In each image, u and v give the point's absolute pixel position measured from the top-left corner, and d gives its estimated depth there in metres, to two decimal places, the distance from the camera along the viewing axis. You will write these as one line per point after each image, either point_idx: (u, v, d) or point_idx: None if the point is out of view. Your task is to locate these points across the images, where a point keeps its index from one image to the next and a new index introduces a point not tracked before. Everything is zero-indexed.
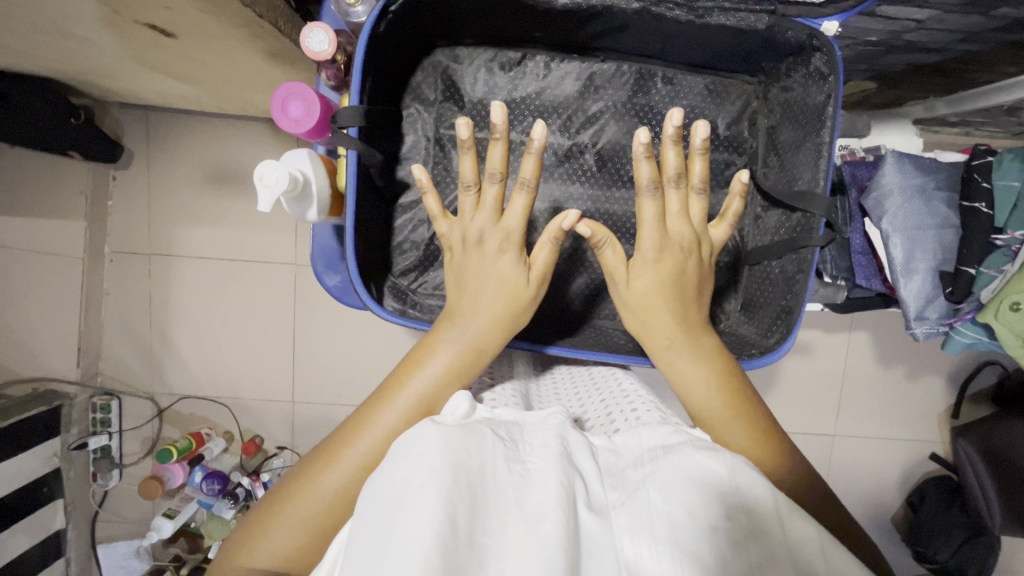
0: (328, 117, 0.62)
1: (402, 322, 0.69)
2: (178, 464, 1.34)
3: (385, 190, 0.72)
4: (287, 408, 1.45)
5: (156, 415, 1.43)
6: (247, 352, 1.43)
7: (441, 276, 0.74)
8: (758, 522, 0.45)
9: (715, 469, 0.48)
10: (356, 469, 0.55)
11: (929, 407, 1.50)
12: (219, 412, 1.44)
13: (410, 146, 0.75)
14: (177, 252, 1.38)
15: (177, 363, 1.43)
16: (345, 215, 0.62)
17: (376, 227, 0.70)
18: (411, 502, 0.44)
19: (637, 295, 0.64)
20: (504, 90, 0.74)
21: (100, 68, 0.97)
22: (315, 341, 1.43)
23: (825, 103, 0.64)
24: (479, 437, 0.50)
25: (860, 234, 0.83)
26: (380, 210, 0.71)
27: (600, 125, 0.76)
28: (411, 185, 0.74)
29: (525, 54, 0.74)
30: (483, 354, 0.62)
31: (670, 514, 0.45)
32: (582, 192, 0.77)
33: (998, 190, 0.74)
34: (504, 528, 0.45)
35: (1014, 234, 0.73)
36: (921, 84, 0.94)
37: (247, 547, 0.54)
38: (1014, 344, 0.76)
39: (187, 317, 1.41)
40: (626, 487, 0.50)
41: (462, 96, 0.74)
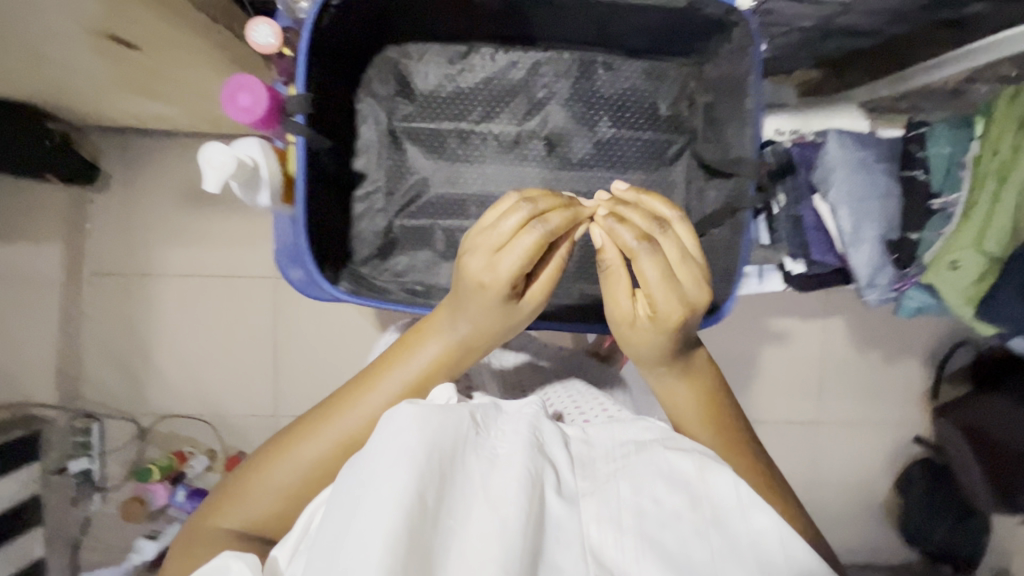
0: (278, 109, 0.64)
1: (358, 300, 0.69)
2: (160, 484, 1.32)
3: (341, 179, 0.74)
4: (269, 422, 1.44)
5: (137, 435, 1.42)
6: (228, 367, 1.43)
7: (401, 261, 0.77)
8: (723, 521, 0.47)
9: (684, 466, 0.50)
10: (332, 440, 0.58)
11: (908, 389, 1.52)
12: (201, 429, 1.43)
13: (365, 137, 0.77)
14: (155, 270, 1.39)
15: (157, 382, 1.42)
16: (296, 206, 0.65)
17: (333, 214, 0.72)
18: (377, 491, 0.43)
19: (636, 333, 0.61)
20: (452, 81, 0.78)
21: (72, 90, 1.00)
22: (296, 352, 1.43)
23: (746, 75, 0.69)
24: (458, 433, 0.48)
25: (810, 211, 0.87)
26: (338, 196, 0.73)
27: (546, 110, 0.79)
28: (368, 174, 0.77)
29: (471, 46, 0.77)
30: (470, 352, 0.63)
31: (636, 504, 0.47)
32: (533, 174, 0.80)
33: (933, 157, 0.82)
34: (473, 513, 0.45)
35: (948, 197, 0.83)
36: (864, 68, 0.99)
37: (228, 502, 0.58)
38: (960, 302, 0.84)
39: (166, 335, 1.41)
40: (598, 479, 0.50)
41: (413, 88, 0.78)
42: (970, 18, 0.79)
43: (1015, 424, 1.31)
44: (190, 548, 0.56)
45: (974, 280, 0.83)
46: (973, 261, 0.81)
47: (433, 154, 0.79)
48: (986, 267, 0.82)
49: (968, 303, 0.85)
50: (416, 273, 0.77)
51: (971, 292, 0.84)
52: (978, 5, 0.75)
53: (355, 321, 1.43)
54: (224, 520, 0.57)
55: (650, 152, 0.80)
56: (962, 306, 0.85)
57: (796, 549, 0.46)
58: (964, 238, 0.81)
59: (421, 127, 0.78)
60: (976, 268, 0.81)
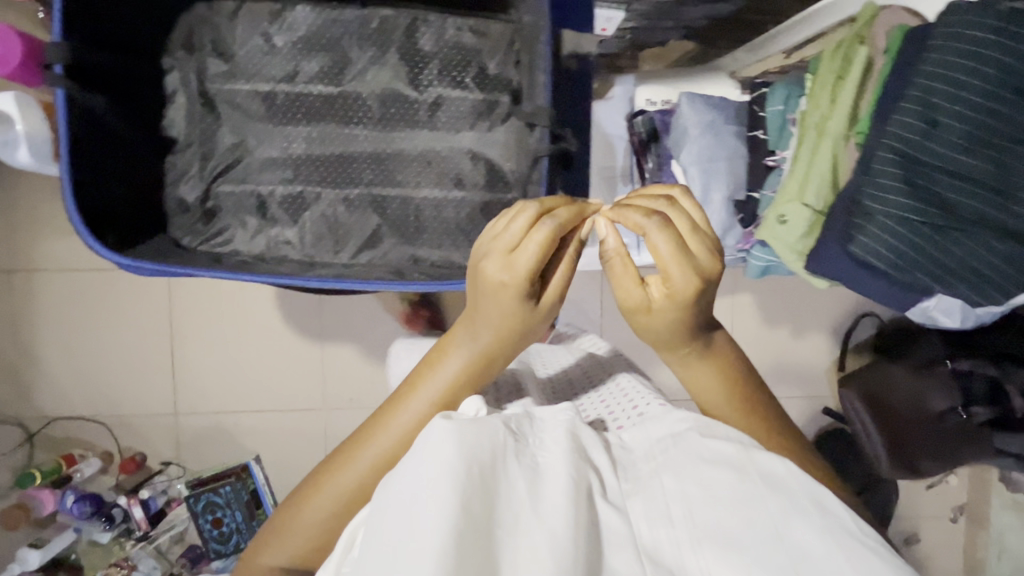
0: (35, 59, 0.78)
1: (150, 270, 0.72)
2: (46, 490, 1.25)
3: (135, 142, 0.77)
4: (169, 421, 1.38)
5: (25, 440, 1.34)
6: (124, 364, 1.36)
7: (222, 227, 0.81)
8: (769, 477, 0.50)
9: (723, 449, 0.53)
10: (365, 471, 0.58)
11: (817, 362, 1.55)
12: (96, 430, 1.37)
13: (175, 104, 0.81)
14: (39, 265, 1.32)
15: (46, 382, 1.35)
16: (60, 166, 0.67)
17: (134, 180, 0.77)
18: (427, 502, 0.45)
19: (648, 323, 0.60)
20: (272, 41, 0.80)
21: None
22: (196, 346, 1.38)
23: (540, 28, 0.76)
24: (494, 434, 0.51)
25: (669, 177, 0.95)
26: (131, 162, 0.76)
27: (367, 69, 0.80)
28: (180, 140, 0.81)
29: (289, 7, 0.80)
30: (493, 363, 0.62)
31: (682, 493, 0.50)
32: (358, 134, 0.80)
33: (771, 115, 0.91)
34: (519, 520, 0.47)
35: (782, 153, 0.91)
36: (732, 37, 1.01)
37: (266, 549, 0.60)
38: (792, 256, 0.88)
39: (55, 333, 1.34)
40: (637, 476, 0.54)
41: (231, 52, 0.81)
42: None
43: (910, 391, 1.42)
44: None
45: (803, 234, 0.86)
46: (800, 214, 0.85)
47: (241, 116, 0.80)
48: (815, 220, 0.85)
49: (798, 257, 0.88)
50: (237, 243, 0.80)
51: (801, 246, 0.87)
52: None
53: (258, 313, 1.38)
54: (267, 565, 0.59)
55: (449, 107, 0.81)
56: (794, 261, 0.89)
57: (831, 501, 0.49)
58: (791, 190, 0.86)
59: (231, 87, 0.80)
60: (802, 221, 0.85)
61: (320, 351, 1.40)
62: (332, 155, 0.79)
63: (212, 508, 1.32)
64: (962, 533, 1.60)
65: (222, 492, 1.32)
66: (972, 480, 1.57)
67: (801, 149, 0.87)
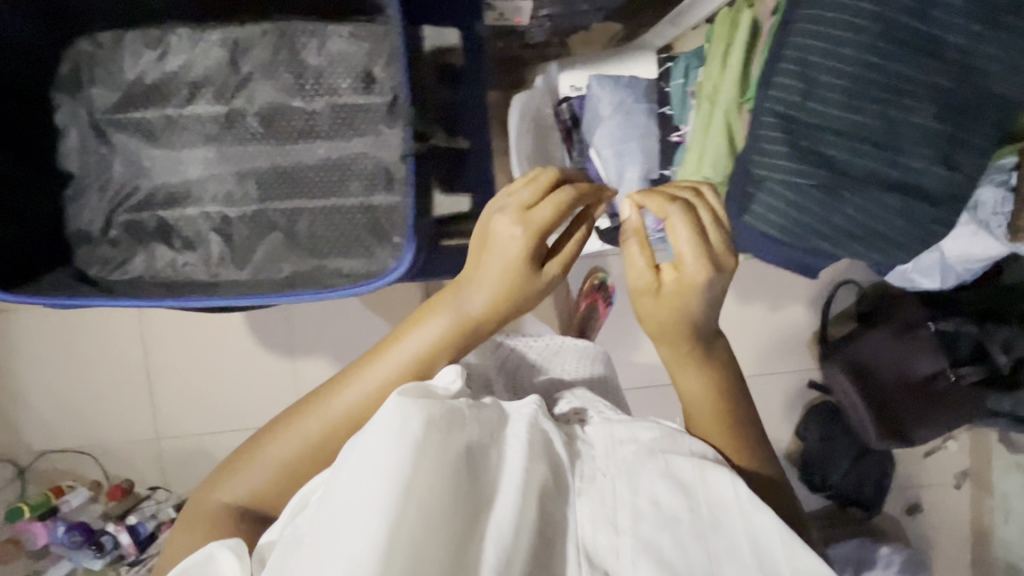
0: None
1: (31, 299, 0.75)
2: (37, 523, 1.28)
3: (32, 182, 0.83)
4: (152, 446, 1.42)
5: (16, 475, 1.39)
6: (104, 396, 1.40)
7: (127, 254, 0.86)
8: (717, 508, 0.44)
9: (681, 464, 0.46)
10: (339, 425, 0.55)
11: (797, 336, 1.51)
12: (83, 461, 1.41)
13: (69, 140, 0.87)
14: (14, 305, 1.36)
15: (30, 419, 1.39)
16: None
17: (30, 217, 0.82)
18: (361, 498, 0.39)
19: (642, 301, 0.55)
20: (156, 66, 0.87)
21: None
22: (170, 371, 1.41)
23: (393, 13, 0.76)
24: (437, 420, 0.44)
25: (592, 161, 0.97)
26: (30, 199, 0.82)
27: (251, 87, 0.87)
28: (75, 174, 0.87)
29: (165, 31, 0.86)
30: (477, 330, 0.57)
31: (630, 510, 0.44)
32: (256, 149, 0.87)
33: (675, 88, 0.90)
34: (474, 506, 0.42)
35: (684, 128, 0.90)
36: (654, 15, 0.99)
37: (224, 480, 0.58)
38: None
39: (35, 370, 1.38)
40: (592, 468, 0.47)
41: (122, 81, 0.87)
42: None
43: (895, 357, 1.36)
44: (189, 513, 0.58)
45: None
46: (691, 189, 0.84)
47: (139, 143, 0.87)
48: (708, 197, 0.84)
49: None
50: (140, 271, 0.86)
51: None
52: None
53: (226, 334, 1.40)
54: (222, 497, 0.57)
55: (329, 112, 0.87)
56: None
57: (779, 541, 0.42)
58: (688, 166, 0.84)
59: (122, 117, 0.87)
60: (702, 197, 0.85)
61: (291, 367, 1.41)
62: (233, 171, 0.86)
63: None
64: (965, 502, 1.54)
65: None
66: (973, 446, 1.51)
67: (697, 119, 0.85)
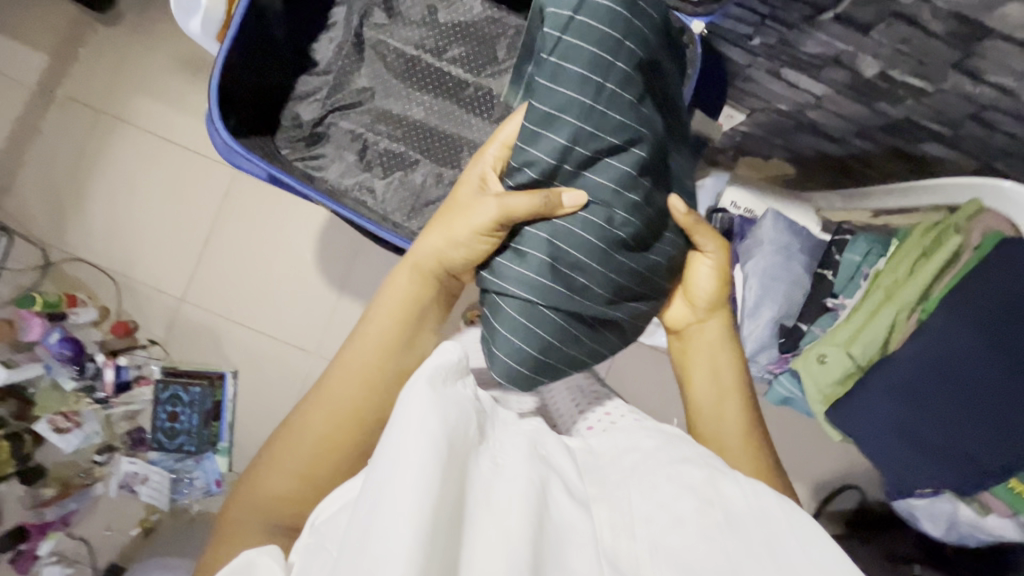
0: None
1: (232, 150, 0.68)
2: (37, 319, 1.28)
3: (262, 43, 0.73)
4: (172, 305, 1.41)
5: (40, 266, 1.37)
6: (166, 239, 1.40)
7: (319, 155, 0.79)
8: (734, 517, 0.47)
9: (695, 475, 0.52)
10: (340, 417, 0.62)
11: None
12: (103, 283, 1.39)
13: (331, 36, 0.81)
14: (125, 118, 1.38)
15: (82, 222, 1.39)
16: (222, 48, 0.68)
17: (246, 86, 0.73)
18: (399, 465, 0.40)
19: (702, 283, 0.74)
20: (430, 14, 0.80)
21: None
22: (227, 246, 1.41)
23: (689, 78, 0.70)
24: (463, 402, 0.49)
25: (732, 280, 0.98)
26: (256, 72, 0.73)
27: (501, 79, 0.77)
28: (319, 65, 0.80)
29: None
30: (429, 285, 0.68)
31: (648, 511, 0.48)
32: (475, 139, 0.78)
33: (844, 259, 0.92)
34: (503, 474, 0.47)
35: (844, 299, 0.91)
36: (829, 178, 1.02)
37: (253, 487, 0.62)
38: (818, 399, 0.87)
39: (110, 184, 1.39)
40: (607, 487, 0.52)
41: (396, 9, 0.81)
42: (931, 159, 0.83)
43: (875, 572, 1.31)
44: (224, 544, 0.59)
45: (837, 380, 0.85)
46: (839, 360, 0.84)
47: (390, 67, 0.80)
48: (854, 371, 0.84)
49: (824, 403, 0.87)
50: (329, 172, 0.79)
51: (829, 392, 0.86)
52: (932, 144, 0.78)
53: (292, 239, 1.42)
54: (251, 518, 0.60)
55: None
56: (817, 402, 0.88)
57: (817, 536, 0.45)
58: (839, 336, 0.85)
59: (383, 40, 0.80)
60: (840, 367, 0.84)
61: (334, 299, 1.42)
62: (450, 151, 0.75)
63: (175, 402, 1.38)
64: None
65: (190, 392, 1.38)
66: None
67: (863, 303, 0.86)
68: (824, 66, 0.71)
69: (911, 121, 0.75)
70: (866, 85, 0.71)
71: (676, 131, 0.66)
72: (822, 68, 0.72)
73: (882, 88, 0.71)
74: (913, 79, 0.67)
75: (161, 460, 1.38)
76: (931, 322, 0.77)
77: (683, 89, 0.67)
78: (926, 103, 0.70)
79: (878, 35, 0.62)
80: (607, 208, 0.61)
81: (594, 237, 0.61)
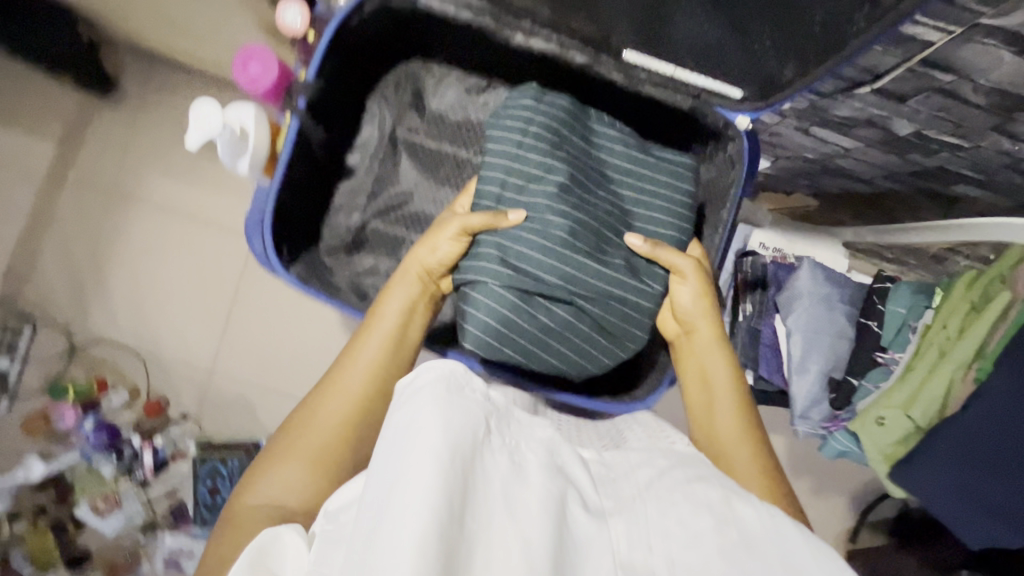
0: (283, 86, 0.71)
1: (302, 289, 0.71)
2: (70, 407, 1.31)
3: (306, 164, 0.72)
4: (200, 376, 1.41)
5: (66, 351, 1.38)
6: (187, 311, 1.40)
7: (364, 262, 0.80)
8: (750, 537, 0.42)
9: (710, 493, 0.46)
10: (350, 407, 0.61)
11: (828, 528, 1.44)
12: (130, 361, 1.39)
13: (365, 138, 0.79)
14: (138, 195, 1.38)
15: (104, 303, 1.39)
16: (271, 183, 0.67)
17: (295, 210, 0.73)
18: (406, 482, 0.39)
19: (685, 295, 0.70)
20: (463, 110, 0.81)
21: (116, 8, 1.01)
22: (249, 312, 1.41)
23: (731, 187, 0.73)
24: (469, 408, 0.46)
25: (770, 328, 0.91)
26: (306, 193, 0.74)
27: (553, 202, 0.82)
28: (354, 172, 0.79)
29: (490, 83, 0.80)
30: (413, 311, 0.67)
31: (664, 527, 0.43)
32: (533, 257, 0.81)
33: (889, 313, 0.86)
34: (517, 486, 0.43)
35: (894, 354, 0.85)
36: (852, 210, 1.02)
37: (250, 488, 0.57)
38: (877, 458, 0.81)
39: (127, 261, 1.39)
40: (621, 496, 0.46)
41: (425, 107, 0.81)
42: (960, 197, 0.83)
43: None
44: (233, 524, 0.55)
45: (896, 440, 0.79)
46: (899, 421, 0.78)
47: (424, 169, 0.81)
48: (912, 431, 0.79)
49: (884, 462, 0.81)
50: (379, 280, 0.79)
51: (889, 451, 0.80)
52: (964, 185, 0.79)
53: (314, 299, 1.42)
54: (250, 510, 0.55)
55: None
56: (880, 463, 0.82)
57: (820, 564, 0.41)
58: (894, 397, 0.79)
59: (418, 141, 0.81)
60: (900, 428, 0.78)
61: None
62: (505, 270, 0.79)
63: (215, 475, 1.33)
64: None
65: (229, 464, 1.34)
66: None
67: (917, 360, 0.80)
68: (855, 126, 0.72)
69: (943, 168, 0.75)
70: (898, 141, 0.72)
71: (609, 172, 0.74)
72: (853, 127, 0.72)
73: (916, 143, 0.71)
74: (948, 138, 0.67)
75: (205, 535, 1.35)
76: (994, 383, 0.70)
77: (622, 134, 0.75)
78: (959, 155, 0.70)
79: (916, 104, 0.63)
80: (541, 224, 0.68)
81: (534, 237, 0.68)
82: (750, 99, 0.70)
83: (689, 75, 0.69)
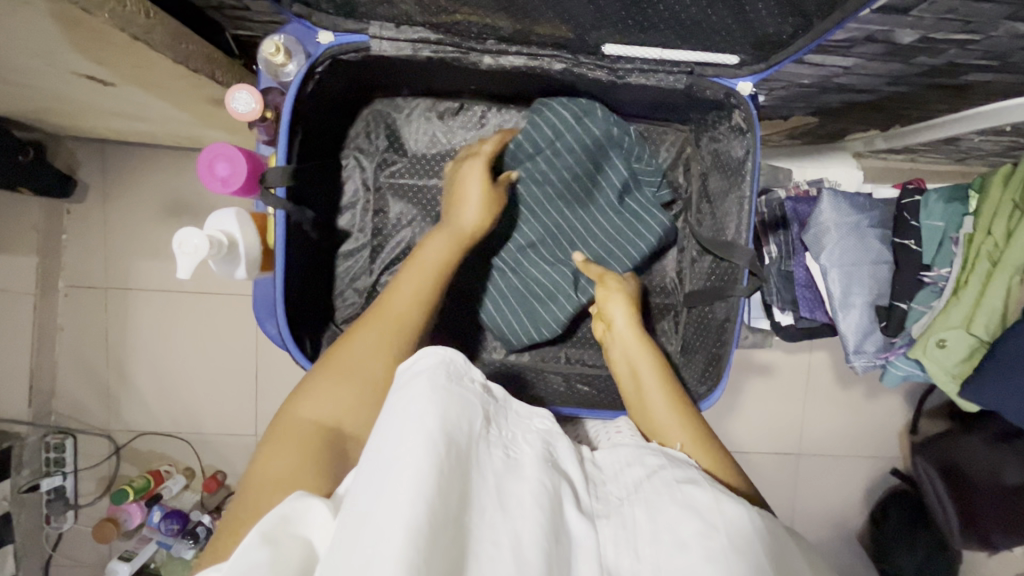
0: (257, 175, 0.66)
1: None
2: (135, 504, 1.32)
3: (303, 242, 0.70)
4: (244, 441, 1.41)
5: (112, 453, 1.39)
6: (213, 384, 1.39)
7: None
8: (738, 540, 0.40)
9: (699, 494, 0.43)
10: (400, 327, 0.58)
11: (887, 426, 1.44)
12: (177, 446, 1.40)
13: (351, 194, 0.80)
14: (131, 285, 1.35)
15: (134, 398, 1.38)
16: (275, 277, 0.66)
17: (305, 293, 0.71)
18: (393, 469, 0.37)
19: (615, 312, 0.71)
20: (443, 139, 0.82)
21: (49, 112, 0.95)
22: (271, 369, 1.39)
23: (745, 158, 0.70)
24: (468, 401, 0.44)
25: (802, 267, 0.88)
26: (309, 270, 0.72)
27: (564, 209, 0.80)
28: (352, 232, 0.80)
29: (463, 103, 0.80)
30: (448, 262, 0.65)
31: (652, 529, 0.40)
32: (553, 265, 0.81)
33: (925, 229, 0.82)
34: (511, 489, 0.40)
35: (939, 271, 0.83)
36: (856, 119, 0.97)
37: (298, 400, 0.53)
38: (947, 380, 0.82)
39: (141, 352, 1.37)
40: (610, 500, 0.45)
41: (403, 144, 0.81)
42: (973, 83, 0.78)
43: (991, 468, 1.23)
44: (277, 431, 0.50)
45: (963, 358, 0.80)
46: (961, 340, 0.79)
47: (417, 209, 0.81)
48: (977, 346, 0.80)
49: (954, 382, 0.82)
50: None
51: (959, 370, 0.82)
52: (977, 73, 0.74)
53: None
54: (299, 420, 0.51)
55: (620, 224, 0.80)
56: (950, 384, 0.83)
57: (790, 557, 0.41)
58: (951, 317, 0.80)
59: (404, 182, 0.80)
60: (965, 347, 0.80)
61: None
62: (501, 270, 0.81)
63: None
64: None
65: None
66: None
67: (970, 275, 0.80)
68: (854, 45, 0.67)
69: (954, 63, 0.70)
70: (902, 49, 0.67)
71: (601, 193, 0.80)
72: (852, 47, 0.67)
73: (922, 47, 0.66)
74: (958, 35, 0.63)
75: None
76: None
77: (626, 164, 0.79)
78: (970, 48, 0.66)
79: (919, 12, 0.58)
80: (518, 236, 0.79)
81: (516, 244, 0.80)
82: (746, 63, 0.66)
83: (674, 53, 0.65)
